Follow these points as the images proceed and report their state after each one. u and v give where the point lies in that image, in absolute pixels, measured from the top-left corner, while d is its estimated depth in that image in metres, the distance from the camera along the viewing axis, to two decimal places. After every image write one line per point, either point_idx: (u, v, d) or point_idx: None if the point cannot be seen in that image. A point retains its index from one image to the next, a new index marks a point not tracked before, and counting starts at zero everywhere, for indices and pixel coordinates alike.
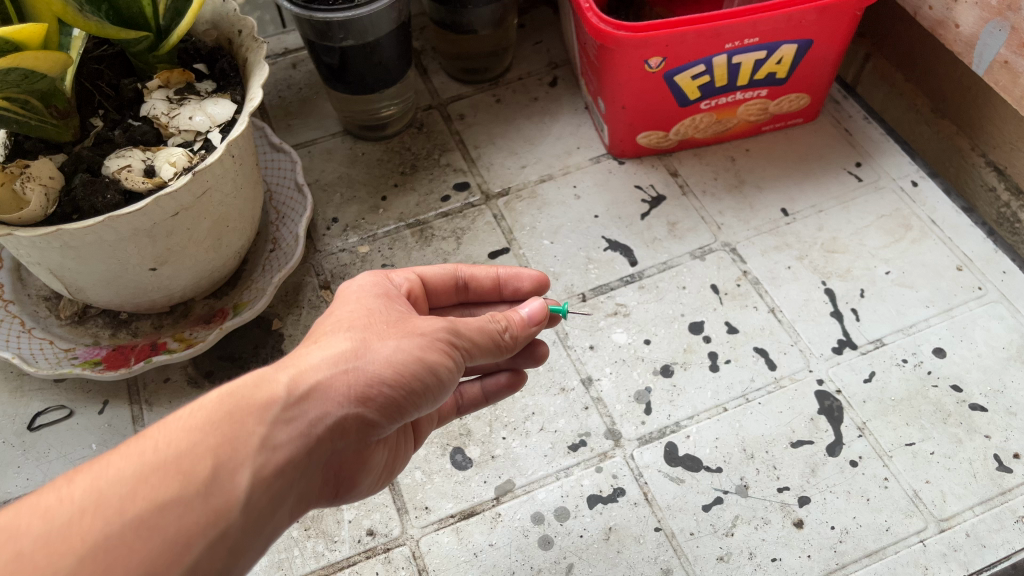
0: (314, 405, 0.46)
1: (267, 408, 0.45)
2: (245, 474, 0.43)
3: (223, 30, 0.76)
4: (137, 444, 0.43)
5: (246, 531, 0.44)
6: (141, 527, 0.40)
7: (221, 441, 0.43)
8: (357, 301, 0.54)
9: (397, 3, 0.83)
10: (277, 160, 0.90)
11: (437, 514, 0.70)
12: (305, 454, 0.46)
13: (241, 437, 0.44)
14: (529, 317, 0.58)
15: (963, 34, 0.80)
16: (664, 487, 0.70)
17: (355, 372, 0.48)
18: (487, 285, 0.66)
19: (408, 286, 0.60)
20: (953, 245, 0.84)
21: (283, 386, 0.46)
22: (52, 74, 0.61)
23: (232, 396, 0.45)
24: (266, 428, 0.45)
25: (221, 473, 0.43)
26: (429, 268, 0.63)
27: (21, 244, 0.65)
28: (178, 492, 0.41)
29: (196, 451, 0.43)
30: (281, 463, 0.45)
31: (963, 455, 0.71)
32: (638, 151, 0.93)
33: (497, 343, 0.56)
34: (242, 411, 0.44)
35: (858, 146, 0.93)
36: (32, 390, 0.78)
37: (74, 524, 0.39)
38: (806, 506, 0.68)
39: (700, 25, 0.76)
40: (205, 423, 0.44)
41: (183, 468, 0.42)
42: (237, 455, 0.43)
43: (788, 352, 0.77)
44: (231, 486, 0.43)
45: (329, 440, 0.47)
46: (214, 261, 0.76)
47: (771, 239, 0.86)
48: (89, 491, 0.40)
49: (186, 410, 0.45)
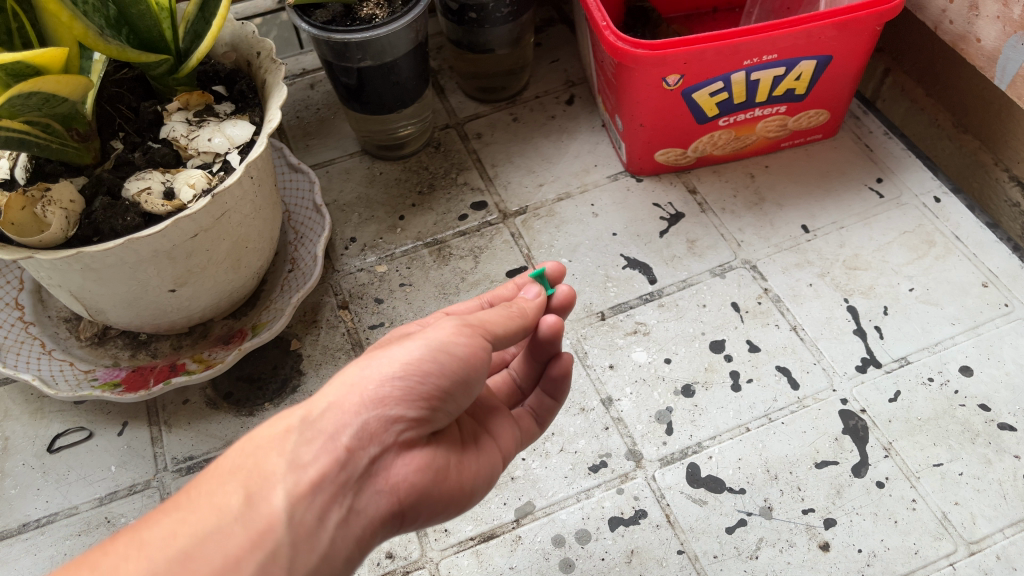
0: (331, 419, 0.45)
1: (285, 436, 0.46)
2: (278, 495, 0.44)
3: (242, 52, 0.77)
4: (175, 498, 0.45)
5: (298, 551, 0.43)
6: (184, 560, 0.41)
7: (249, 476, 0.45)
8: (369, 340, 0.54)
9: (415, 24, 0.83)
10: (296, 181, 0.90)
11: (457, 537, 0.69)
12: (339, 466, 0.44)
13: (266, 466, 0.45)
14: (532, 295, 0.59)
15: (984, 48, 0.79)
16: (686, 509, 0.69)
17: (361, 380, 0.46)
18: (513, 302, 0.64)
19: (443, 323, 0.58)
20: (978, 261, 0.83)
21: (296, 416, 0.46)
22: (74, 98, 0.62)
23: (254, 440, 0.47)
24: (290, 452, 0.45)
25: (256, 499, 0.44)
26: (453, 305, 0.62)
27: (41, 267, 0.65)
28: (215, 523, 0.43)
29: (227, 489, 0.44)
30: (313, 479, 0.44)
31: (993, 476, 0.69)
32: (656, 169, 0.93)
33: (512, 313, 0.55)
34: (263, 447, 0.46)
35: (879, 161, 0.92)
36: (52, 411, 0.78)
37: (121, 567, 0.41)
38: (832, 529, 0.67)
39: (718, 42, 0.76)
40: (234, 465, 0.46)
41: (217, 503, 0.44)
42: (266, 482, 0.44)
43: (811, 371, 0.76)
44: (268, 507, 0.43)
45: (359, 448, 0.45)
46: (234, 281, 0.76)
47: (792, 256, 0.85)
48: (132, 541, 0.42)
49: (216, 462, 0.47)
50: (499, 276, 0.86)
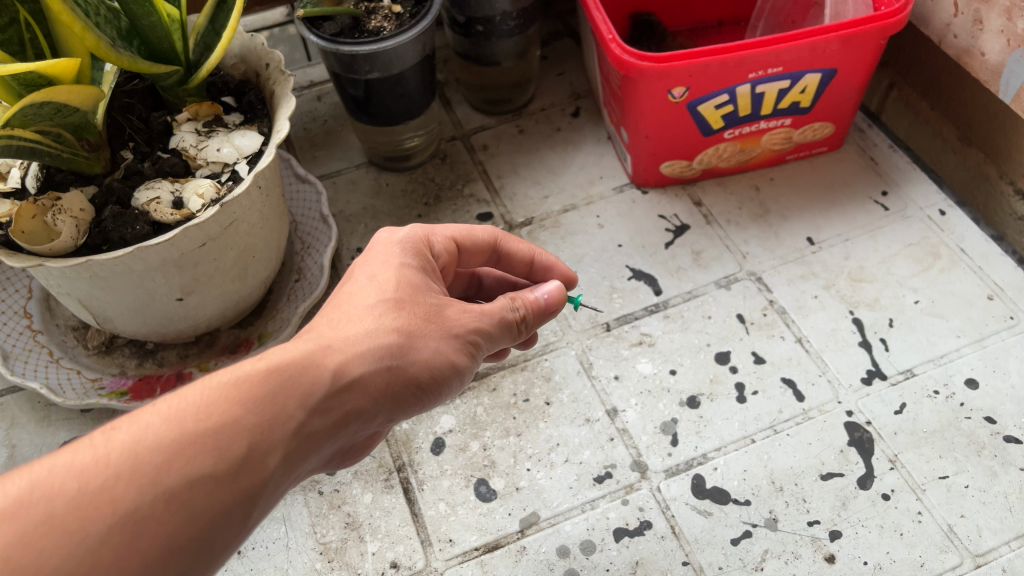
0: (350, 396, 0.47)
1: (310, 393, 0.45)
2: (277, 456, 0.43)
3: (251, 63, 0.77)
4: (178, 407, 0.41)
5: (259, 512, 0.43)
6: (175, 501, 0.39)
7: (262, 421, 0.43)
8: (396, 269, 0.52)
9: (422, 37, 0.84)
10: (302, 191, 0.90)
11: (461, 547, 0.69)
12: (331, 439, 0.47)
13: (281, 418, 0.43)
14: (542, 296, 0.57)
15: (988, 62, 0.79)
16: (691, 520, 0.69)
17: (395, 370, 0.49)
18: (520, 265, 0.66)
19: (446, 256, 0.58)
20: (984, 274, 0.83)
21: (327, 375, 0.46)
22: (84, 108, 0.63)
23: (277, 372, 0.44)
24: (304, 414, 0.44)
25: (257, 454, 0.42)
26: (472, 235, 0.61)
27: (50, 275, 0.66)
28: (214, 469, 0.40)
29: (235, 430, 0.42)
30: (307, 448, 0.45)
31: (999, 489, 0.69)
32: (661, 181, 0.93)
33: (516, 336, 0.57)
34: (284, 394, 0.44)
35: (884, 174, 0.93)
36: (59, 419, 0.79)
37: (109, 489, 0.38)
38: (837, 541, 0.67)
39: (723, 55, 0.76)
40: (248, 398, 0.43)
41: (220, 445, 0.41)
42: (273, 437, 0.43)
43: (817, 383, 0.76)
44: (263, 467, 0.42)
45: (350, 427, 0.48)
46: (241, 290, 0.77)
47: (797, 268, 0.85)
48: (126, 456, 0.39)
49: (227, 377, 0.43)
50: None
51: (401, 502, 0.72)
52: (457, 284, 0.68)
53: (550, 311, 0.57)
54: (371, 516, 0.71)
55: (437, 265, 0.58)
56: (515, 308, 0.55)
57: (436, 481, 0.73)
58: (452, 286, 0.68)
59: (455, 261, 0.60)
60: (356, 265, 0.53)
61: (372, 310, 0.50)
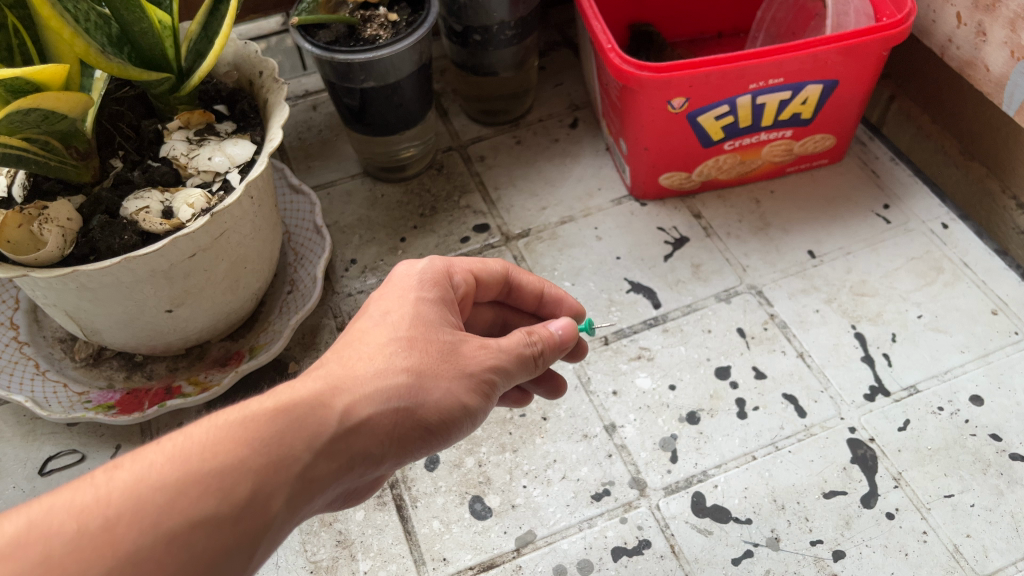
0: (359, 437, 0.45)
1: (316, 435, 0.43)
2: (280, 499, 0.41)
3: (244, 71, 0.76)
4: (184, 445, 0.40)
5: (257, 555, 0.41)
6: (173, 544, 0.37)
7: (268, 462, 0.41)
8: (412, 305, 0.51)
9: (419, 45, 0.83)
10: (296, 202, 0.89)
11: (456, 566, 0.67)
12: (335, 482, 0.45)
13: (286, 460, 0.42)
14: (558, 331, 0.56)
15: (992, 75, 0.78)
16: (691, 539, 0.67)
17: (405, 412, 0.47)
18: (529, 298, 0.65)
19: (465, 288, 0.57)
20: (987, 288, 0.82)
21: (335, 416, 0.44)
22: (73, 115, 0.61)
23: (286, 413, 0.43)
24: (310, 457, 0.43)
25: (260, 497, 0.40)
26: (487, 267, 0.59)
27: (36, 286, 0.64)
28: (216, 511, 0.39)
29: (240, 470, 0.40)
30: (311, 491, 0.43)
31: (1006, 508, 0.67)
32: (660, 193, 0.92)
33: (531, 366, 0.54)
34: (289, 436, 0.42)
35: (886, 188, 0.91)
36: (44, 434, 0.77)
37: (109, 530, 0.36)
38: (841, 561, 0.65)
39: (723, 65, 0.75)
40: (255, 438, 0.41)
41: (224, 486, 0.39)
42: (277, 480, 0.41)
43: (819, 400, 0.75)
44: (265, 511, 0.41)
45: (357, 470, 0.47)
46: (232, 302, 0.75)
47: (799, 282, 0.84)
48: (129, 494, 0.37)
49: (234, 416, 0.42)
50: None
51: (394, 519, 0.70)
52: (476, 322, 0.67)
53: (564, 347, 0.56)
54: (362, 534, 0.70)
55: (457, 297, 0.56)
56: (530, 341, 0.54)
57: (430, 497, 0.71)
58: (473, 323, 0.67)
59: (472, 294, 0.59)
60: (372, 298, 0.52)
61: (391, 348, 0.49)
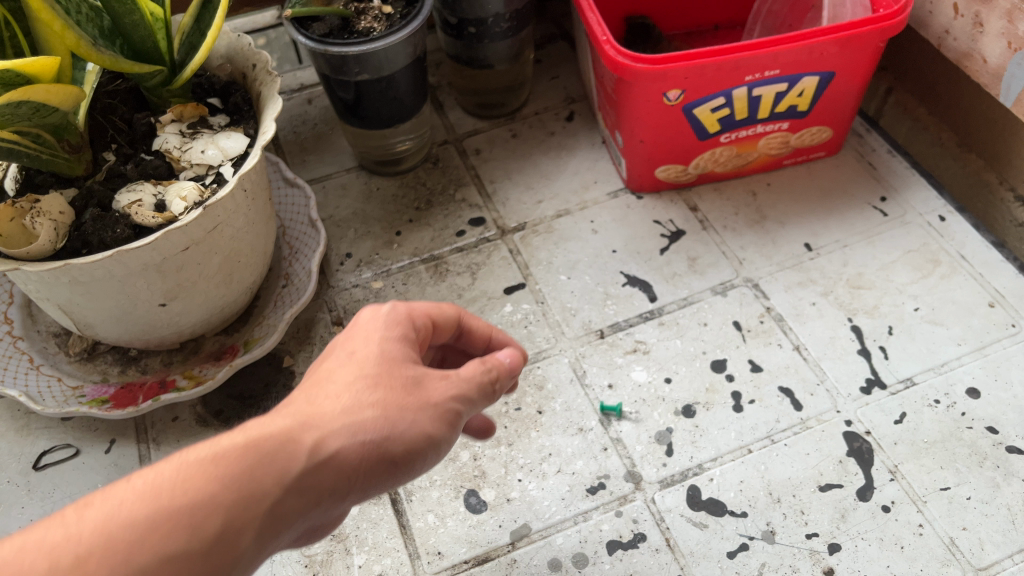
0: (324, 475, 0.42)
1: (286, 472, 0.40)
2: (249, 535, 0.39)
3: (238, 64, 0.76)
4: (154, 483, 0.38)
5: None
6: None
7: (236, 499, 0.39)
8: (377, 345, 0.47)
9: (414, 38, 0.83)
10: (291, 195, 0.89)
11: (450, 560, 0.67)
12: (305, 518, 0.42)
13: (255, 495, 0.39)
14: (510, 364, 0.52)
15: (990, 66, 0.78)
16: (686, 533, 0.67)
17: (371, 447, 0.43)
18: (478, 343, 0.59)
19: (424, 335, 0.51)
20: (984, 281, 0.81)
21: (303, 450, 0.41)
22: (64, 108, 0.61)
23: (254, 448, 0.40)
24: (279, 494, 0.40)
25: (229, 537, 0.38)
26: (444, 310, 0.54)
27: (29, 280, 0.64)
28: (187, 549, 0.37)
29: (208, 509, 0.38)
30: (282, 528, 0.41)
31: (1002, 501, 0.67)
32: (657, 186, 0.92)
33: (493, 393, 0.50)
34: (257, 472, 0.40)
35: (883, 180, 0.91)
36: (38, 428, 0.77)
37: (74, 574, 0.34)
38: (837, 554, 0.65)
39: (720, 57, 0.75)
40: (224, 474, 0.39)
41: (192, 524, 0.37)
42: (244, 518, 0.39)
43: (815, 393, 0.75)
44: (232, 548, 0.38)
45: (326, 507, 0.43)
46: (226, 296, 0.75)
47: (795, 275, 0.83)
48: (96, 535, 0.36)
49: (206, 452, 0.39)
50: (496, 293, 0.85)
51: (389, 513, 0.70)
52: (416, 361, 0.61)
53: (514, 375, 0.53)
54: (357, 528, 0.69)
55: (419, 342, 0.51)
56: (488, 370, 0.50)
57: (425, 491, 0.71)
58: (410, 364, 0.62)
59: (430, 341, 0.53)
60: (336, 341, 0.48)
61: (359, 385, 0.45)
